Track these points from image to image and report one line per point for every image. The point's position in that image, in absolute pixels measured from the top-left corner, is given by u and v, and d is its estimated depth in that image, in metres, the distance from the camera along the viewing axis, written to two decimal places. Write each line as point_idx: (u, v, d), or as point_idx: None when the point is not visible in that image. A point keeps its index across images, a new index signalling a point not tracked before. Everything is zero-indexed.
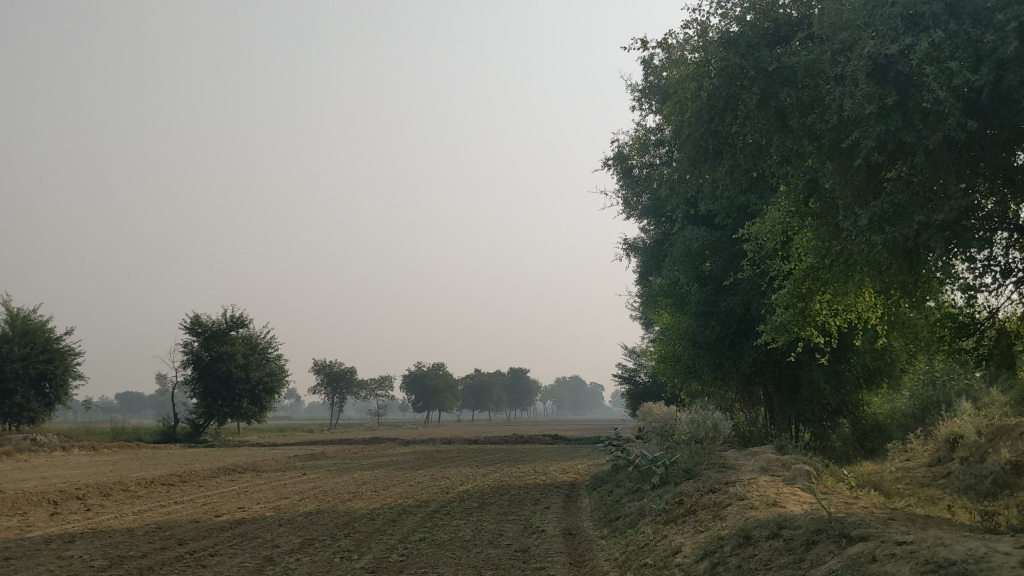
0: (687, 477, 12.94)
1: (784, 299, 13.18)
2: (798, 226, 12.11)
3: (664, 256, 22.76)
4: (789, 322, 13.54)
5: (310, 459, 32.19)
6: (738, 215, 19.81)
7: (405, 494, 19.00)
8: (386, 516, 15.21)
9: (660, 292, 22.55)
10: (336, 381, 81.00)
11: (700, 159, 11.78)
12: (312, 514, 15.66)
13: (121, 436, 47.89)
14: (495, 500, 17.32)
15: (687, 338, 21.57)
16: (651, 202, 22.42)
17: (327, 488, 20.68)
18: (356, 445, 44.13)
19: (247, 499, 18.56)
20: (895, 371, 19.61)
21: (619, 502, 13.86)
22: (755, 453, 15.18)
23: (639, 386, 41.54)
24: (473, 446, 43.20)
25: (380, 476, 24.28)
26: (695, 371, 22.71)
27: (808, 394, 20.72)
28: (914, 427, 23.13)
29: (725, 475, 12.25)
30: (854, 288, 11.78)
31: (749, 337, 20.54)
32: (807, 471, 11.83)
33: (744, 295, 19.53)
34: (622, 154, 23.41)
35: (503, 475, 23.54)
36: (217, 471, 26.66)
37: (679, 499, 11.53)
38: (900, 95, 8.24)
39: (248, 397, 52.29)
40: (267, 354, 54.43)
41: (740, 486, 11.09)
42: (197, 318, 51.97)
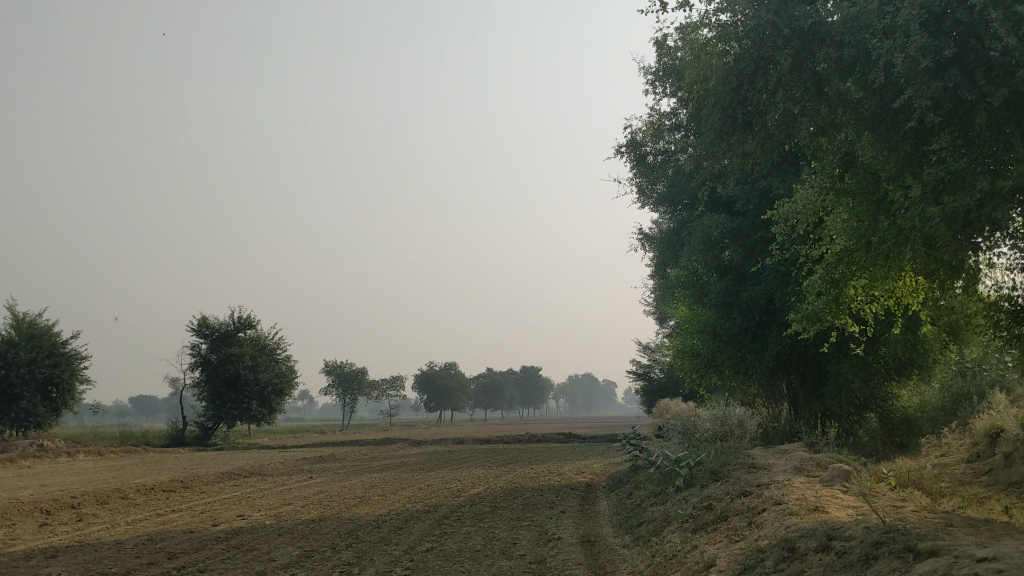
0: (714, 479, 11.96)
1: (815, 285, 12.26)
2: (832, 205, 11.21)
3: (681, 246, 21.86)
4: (821, 310, 12.62)
5: (319, 462, 31.37)
6: (760, 200, 18.95)
7: (413, 499, 18.10)
8: (392, 523, 14.33)
9: (678, 284, 21.65)
10: (347, 381, 80.30)
11: (727, 132, 10.97)
12: (314, 523, 14.76)
13: (128, 441, 47.13)
14: (508, 503, 16.43)
15: (707, 331, 20.66)
16: (666, 189, 21.55)
17: (333, 493, 19.80)
18: (367, 447, 43.31)
19: (249, 506, 17.72)
20: (928, 363, 18.66)
21: (640, 507, 12.90)
22: (784, 451, 14.24)
23: (655, 382, 40.58)
24: (486, 446, 42.36)
25: (388, 479, 23.35)
26: (716, 365, 21.79)
27: (836, 389, 19.78)
28: (945, 420, 22.14)
29: (757, 477, 11.28)
30: (895, 272, 10.85)
31: (773, 328, 19.62)
32: (846, 471, 10.84)
33: (767, 284, 18.64)
34: (635, 141, 22.53)
35: (516, 477, 22.61)
36: (221, 476, 25.82)
37: (707, 503, 10.56)
38: (958, 48, 7.49)
39: (257, 399, 51.59)
40: (276, 355, 53.77)
41: (775, 490, 10.11)
42: (204, 320, 51.30)
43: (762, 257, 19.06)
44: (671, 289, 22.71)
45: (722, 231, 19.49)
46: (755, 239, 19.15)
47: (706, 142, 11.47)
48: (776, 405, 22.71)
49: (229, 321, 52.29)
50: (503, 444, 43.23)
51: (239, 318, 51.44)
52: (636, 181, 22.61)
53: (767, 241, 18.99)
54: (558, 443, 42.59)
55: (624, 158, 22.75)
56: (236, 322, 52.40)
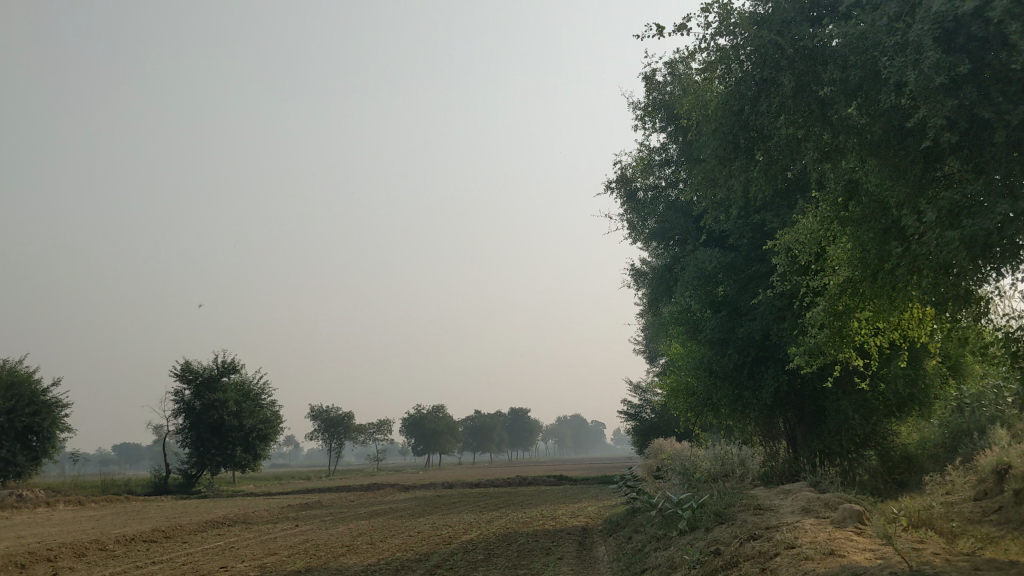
0: (719, 522, 11.47)
1: (818, 319, 11.91)
2: (836, 235, 10.93)
3: (673, 282, 21.52)
4: (824, 344, 12.28)
5: (305, 510, 30.59)
6: (754, 233, 18.73)
7: (404, 546, 17.48)
8: (382, 573, 13.74)
9: (671, 321, 21.28)
10: (334, 426, 79.29)
11: (729, 159, 10.77)
12: (301, 574, 14.15)
13: (110, 490, 46.08)
14: (502, 550, 15.86)
15: (702, 368, 20.29)
16: (657, 224, 21.26)
17: (320, 541, 19.15)
18: (354, 492, 42.45)
19: (232, 556, 17.06)
20: (929, 398, 18.30)
21: (642, 552, 12.37)
22: (789, 492, 13.77)
23: (647, 422, 40.02)
24: (476, 490, 41.59)
25: (376, 526, 22.66)
26: (712, 404, 21.36)
27: (835, 426, 19.36)
28: (945, 456, 21.71)
29: (766, 519, 10.81)
30: (902, 302, 10.55)
31: (769, 364, 19.27)
32: (858, 512, 10.38)
33: (762, 319, 18.31)
34: (625, 176, 22.28)
35: (508, 522, 21.99)
36: (204, 526, 25.05)
37: (715, 547, 10.07)
38: (974, 64, 7.42)
39: (241, 446, 50.68)
40: (261, 400, 52.98)
41: (786, 533, 9.63)
42: (188, 365, 50.53)
43: (756, 292, 18.78)
44: (664, 326, 22.33)
45: (716, 265, 19.19)
46: (749, 274, 18.84)
47: (706, 169, 11.24)
48: (774, 443, 22.24)
49: (213, 365, 51.55)
50: (493, 488, 42.44)
51: (224, 362, 50.71)
52: (627, 217, 22.33)
53: (762, 276, 18.69)
54: (549, 486, 41.83)
55: (615, 194, 22.53)
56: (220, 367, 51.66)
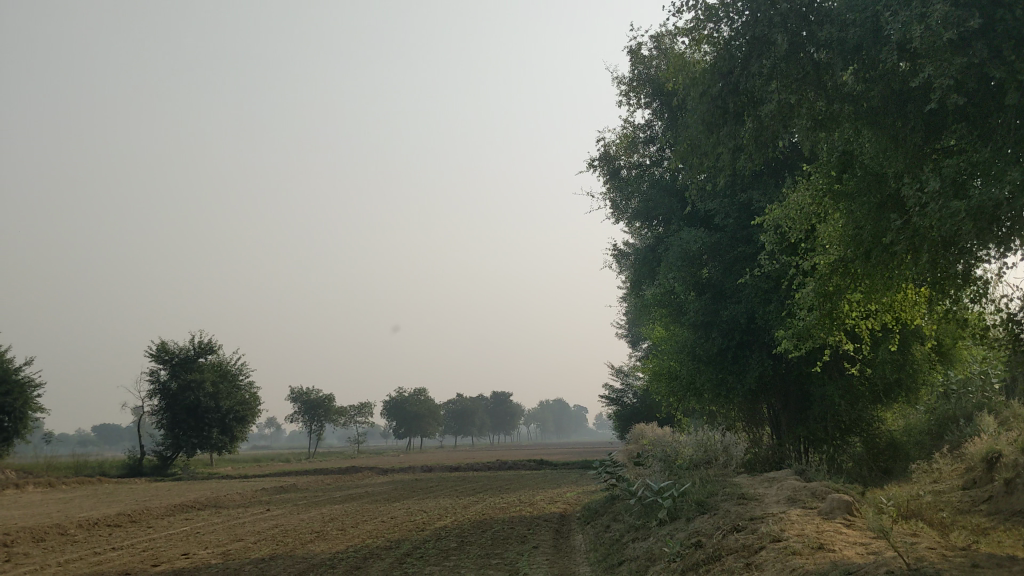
0: (701, 512, 10.92)
1: (807, 300, 11.36)
2: (829, 211, 10.39)
3: (656, 263, 20.97)
4: (813, 326, 11.76)
5: (280, 493, 29.94)
6: (740, 213, 18.13)
7: (375, 533, 16.87)
8: (349, 562, 13.13)
9: (654, 303, 20.74)
10: (314, 408, 78.54)
11: (716, 125, 10.28)
12: (264, 562, 13.51)
13: (83, 471, 45.21)
14: (476, 537, 15.30)
15: (685, 351, 19.77)
16: (640, 204, 20.67)
17: (289, 527, 18.52)
18: (331, 476, 41.78)
19: (196, 543, 16.41)
20: (917, 384, 17.84)
21: (619, 542, 11.82)
22: (774, 480, 13.25)
23: (628, 407, 39.54)
24: (455, 474, 41.03)
25: (350, 511, 22.04)
26: (695, 389, 20.82)
27: (821, 412, 18.88)
28: (931, 444, 21.27)
29: (750, 509, 10.26)
30: (895, 283, 10.05)
31: (754, 348, 18.75)
32: (848, 503, 9.83)
33: (747, 302, 17.82)
34: (609, 155, 21.66)
35: (484, 508, 21.41)
36: (173, 509, 24.36)
37: (697, 539, 9.51)
38: (985, 18, 6.97)
39: (218, 427, 49.94)
40: (238, 381, 52.24)
41: (772, 525, 9.08)
42: (163, 345, 49.68)
43: (741, 275, 18.22)
44: (646, 309, 21.77)
45: (701, 246, 18.64)
46: (735, 255, 18.32)
47: (691, 138, 10.74)
48: (757, 430, 21.75)
49: (189, 346, 50.73)
50: (472, 472, 41.92)
51: (201, 343, 49.88)
52: (610, 196, 21.73)
53: (748, 257, 18.19)
54: (528, 471, 41.31)
55: (598, 172, 21.85)
56: (197, 348, 50.83)
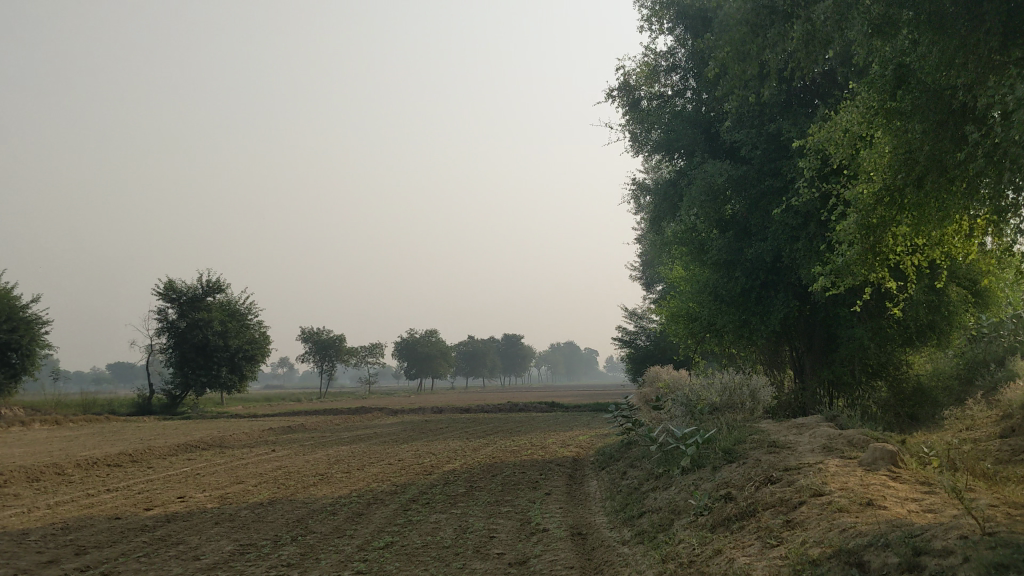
0: (728, 461, 10.09)
1: (848, 231, 10.43)
2: (877, 132, 9.45)
3: (677, 200, 19.93)
4: (852, 262, 10.87)
5: (286, 434, 29.35)
6: (769, 145, 17.10)
7: (381, 477, 16.19)
8: (351, 508, 12.41)
9: (674, 241, 19.79)
10: (324, 349, 78.20)
11: (763, 30, 9.92)
12: (262, 507, 12.80)
13: (92, 410, 44.85)
14: (485, 483, 14.60)
15: (707, 291, 18.92)
16: (661, 137, 19.53)
17: (292, 469, 17.85)
18: (340, 416, 41.23)
19: (195, 485, 15.76)
20: (950, 327, 16.97)
21: (638, 491, 11.03)
22: (803, 426, 12.40)
23: (640, 350, 38.79)
24: (465, 416, 40.44)
25: (356, 453, 21.40)
26: (715, 330, 20.00)
27: (847, 355, 18.02)
28: (960, 389, 20.37)
29: (784, 459, 9.43)
30: (951, 211, 9.15)
31: (780, 288, 17.87)
32: (891, 453, 8.98)
33: (773, 241, 16.88)
34: (629, 84, 20.42)
35: (494, 451, 20.68)
36: (176, 449, 23.77)
37: (726, 492, 8.69)
38: None
39: (227, 366, 49.56)
40: (247, 320, 51.77)
41: (810, 478, 8.25)
42: (171, 283, 49.06)
43: (768, 212, 17.25)
44: (666, 246, 20.80)
45: (727, 181, 17.64)
46: (760, 190, 17.25)
47: (734, 44, 10.33)
48: (779, 373, 20.88)
49: (197, 284, 50.14)
50: (482, 414, 41.32)
51: (209, 281, 49.28)
52: (630, 128, 20.57)
53: (776, 192, 17.17)
54: (540, 413, 40.67)
55: (617, 103, 20.63)
56: (205, 286, 50.24)
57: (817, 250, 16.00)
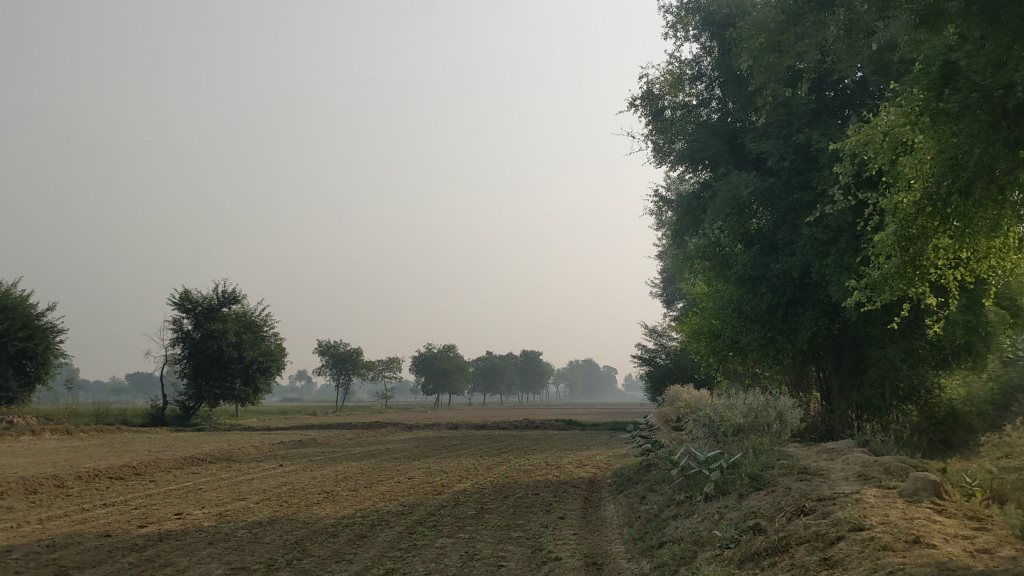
0: (755, 488, 9.37)
1: (886, 243, 9.75)
2: (920, 135, 8.78)
3: (700, 213, 19.25)
4: (890, 277, 10.15)
5: (297, 448, 28.73)
6: (798, 156, 16.42)
7: (389, 496, 15.53)
8: (353, 530, 11.77)
9: (697, 255, 19.13)
10: (342, 363, 77.69)
11: None
12: (260, 527, 12.16)
13: (105, 419, 44.43)
14: (496, 504, 13.91)
15: (730, 308, 18.21)
16: (685, 147, 18.89)
17: (298, 487, 17.20)
18: (352, 430, 40.58)
19: (196, 501, 15.14)
20: (987, 348, 16.16)
21: (658, 519, 10.32)
22: (835, 451, 11.63)
23: (661, 368, 38.01)
24: (480, 433, 39.74)
25: (366, 470, 20.74)
26: (739, 348, 19.26)
27: (878, 376, 17.24)
28: (996, 414, 19.48)
29: (816, 487, 8.72)
30: (1002, 221, 8.44)
31: (807, 305, 17.14)
32: (935, 483, 8.24)
33: (801, 256, 16.19)
34: (652, 93, 19.81)
35: (508, 470, 19.95)
36: (182, 463, 23.18)
37: (754, 523, 8.00)
38: None
39: (241, 378, 49.11)
40: (263, 332, 51.35)
41: (848, 510, 7.55)
42: (186, 293, 48.74)
43: (797, 226, 16.55)
44: (688, 261, 20.10)
45: (753, 193, 16.97)
46: (788, 203, 16.58)
47: None
48: (804, 394, 20.11)
49: (213, 295, 49.82)
50: (498, 431, 40.59)
51: (225, 292, 48.94)
52: (652, 139, 19.94)
53: (804, 205, 16.49)
54: (556, 431, 39.88)
55: (639, 113, 20.01)
56: (221, 297, 49.91)
57: (847, 266, 15.32)
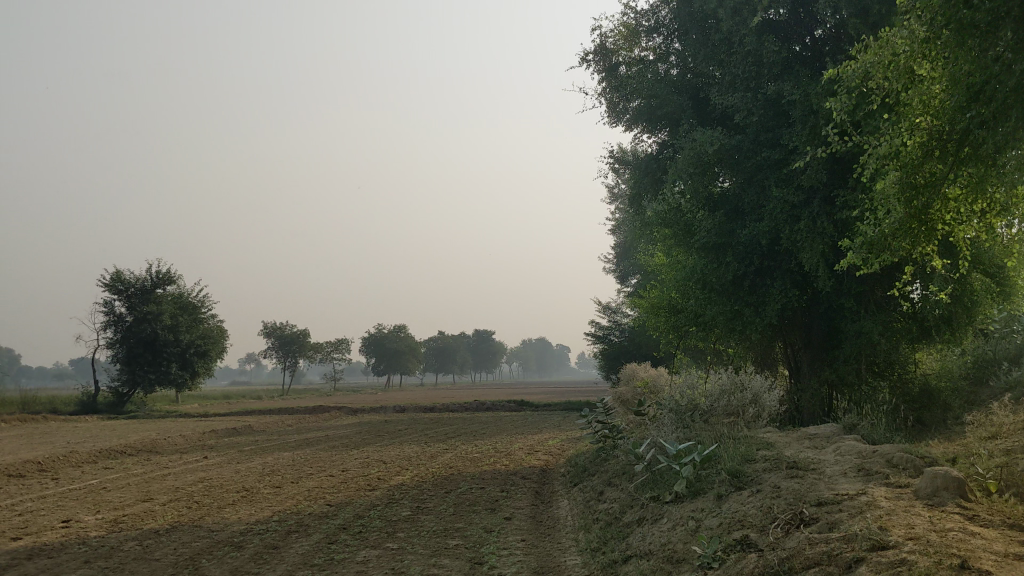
0: (737, 487, 7.82)
1: (887, 192, 8.25)
2: (942, 56, 7.27)
3: (660, 177, 17.70)
4: (891, 234, 8.64)
5: (228, 437, 26.68)
6: (769, 109, 14.93)
7: (316, 493, 13.77)
8: (264, 540, 10.01)
9: (657, 223, 17.60)
10: (288, 346, 75.35)
11: None
12: (155, 537, 10.35)
13: (30, 407, 41.77)
14: (435, 502, 12.27)
15: (693, 279, 16.72)
16: (641, 105, 17.26)
17: (217, 483, 15.33)
18: (294, 415, 38.57)
19: (92, 504, 13.22)
20: (971, 319, 14.88)
21: (621, 523, 8.73)
22: (820, 438, 10.14)
23: (615, 346, 36.64)
24: (429, 414, 38.03)
25: (298, 461, 18.93)
26: (701, 324, 17.79)
27: (852, 352, 15.85)
28: (972, 390, 18.30)
29: (812, 487, 7.19)
30: None
31: (777, 275, 15.69)
32: (957, 480, 6.75)
33: (771, 220, 14.73)
34: (606, 47, 18.09)
35: (452, 459, 18.28)
36: (96, 456, 21.06)
37: (742, 535, 6.43)
38: None
39: (177, 362, 46.87)
40: (200, 314, 49.10)
41: (861, 519, 6.02)
42: (117, 273, 46.15)
43: (766, 187, 15.07)
44: (646, 229, 18.56)
45: (718, 153, 15.42)
46: (756, 163, 15.07)
47: None
48: (771, 373, 18.72)
49: (146, 275, 47.33)
50: (448, 413, 38.95)
51: (158, 272, 46.51)
52: (607, 97, 18.26)
53: (773, 165, 15.01)
54: (507, 413, 38.29)
55: (592, 68, 18.34)
56: (154, 278, 47.44)
57: (822, 230, 13.89)
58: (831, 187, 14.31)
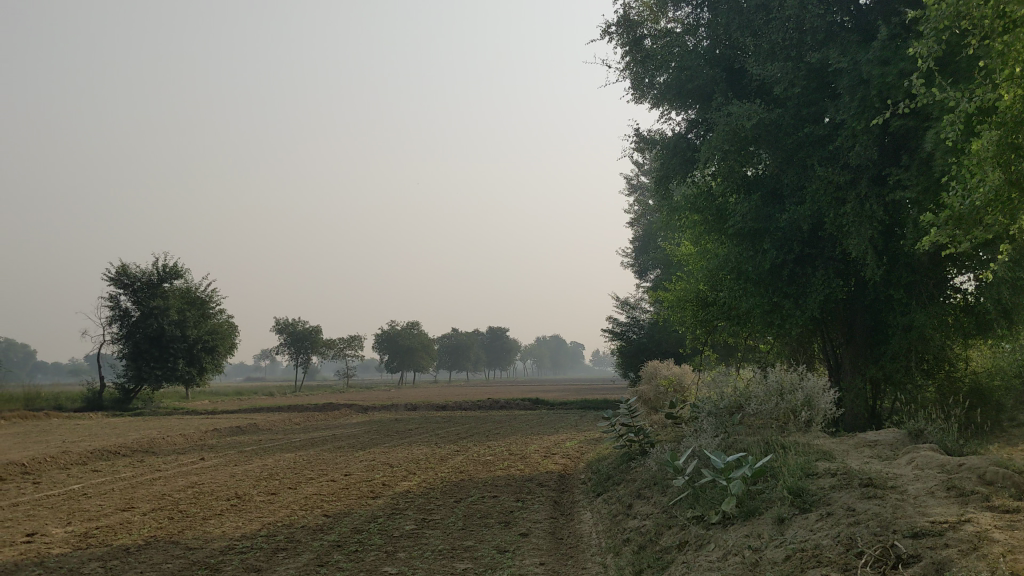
0: (802, 510, 6.49)
1: (982, 154, 6.93)
2: None
3: (690, 157, 16.34)
4: (982, 205, 7.30)
5: (230, 436, 25.45)
6: (812, 79, 13.57)
7: (312, 502, 12.50)
8: (245, 561, 8.72)
9: (686, 208, 16.26)
10: (299, 343, 74.28)
11: None
12: (123, 556, 9.10)
13: (35, 404, 40.72)
14: (441, 513, 11.01)
15: (726, 269, 15.34)
16: (669, 80, 15.90)
17: (207, 489, 14.06)
18: (302, 413, 37.38)
19: (66, 513, 11.97)
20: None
21: (659, 548, 7.39)
22: (884, 447, 8.80)
23: (633, 343, 35.29)
24: (443, 413, 36.76)
25: (299, 463, 17.66)
26: (733, 318, 16.43)
27: (901, 349, 14.45)
28: None
29: (898, 512, 5.86)
30: None
31: (819, 263, 14.33)
32: None
33: (814, 203, 13.36)
34: (629, 19, 16.73)
35: (464, 462, 17.00)
36: (87, 457, 19.83)
37: None
38: None
39: (184, 358, 45.80)
40: (208, 309, 48.02)
41: (979, 558, 4.72)
42: (124, 267, 45.10)
43: (809, 167, 13.71)
44: (673, 215, 17.20)
45: (755, 130, 14.04)
46: (797, 140, 13.72)
47: None
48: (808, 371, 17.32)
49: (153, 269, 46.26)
50: (461, 411, 37.69)
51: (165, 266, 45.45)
52: (631, 73, 16.89)
53: (816, 142, 13.66)
54: (522, 411, 37.01)
55: (615, 41, 16.94)
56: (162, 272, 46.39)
57: (871, 213, 12.54)
58: (880, 166, 12.96)
